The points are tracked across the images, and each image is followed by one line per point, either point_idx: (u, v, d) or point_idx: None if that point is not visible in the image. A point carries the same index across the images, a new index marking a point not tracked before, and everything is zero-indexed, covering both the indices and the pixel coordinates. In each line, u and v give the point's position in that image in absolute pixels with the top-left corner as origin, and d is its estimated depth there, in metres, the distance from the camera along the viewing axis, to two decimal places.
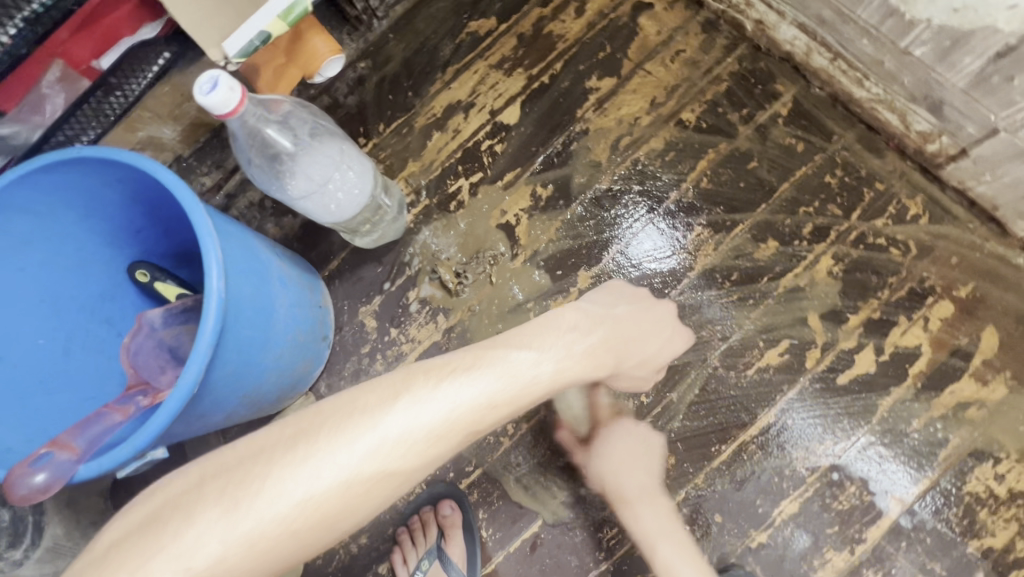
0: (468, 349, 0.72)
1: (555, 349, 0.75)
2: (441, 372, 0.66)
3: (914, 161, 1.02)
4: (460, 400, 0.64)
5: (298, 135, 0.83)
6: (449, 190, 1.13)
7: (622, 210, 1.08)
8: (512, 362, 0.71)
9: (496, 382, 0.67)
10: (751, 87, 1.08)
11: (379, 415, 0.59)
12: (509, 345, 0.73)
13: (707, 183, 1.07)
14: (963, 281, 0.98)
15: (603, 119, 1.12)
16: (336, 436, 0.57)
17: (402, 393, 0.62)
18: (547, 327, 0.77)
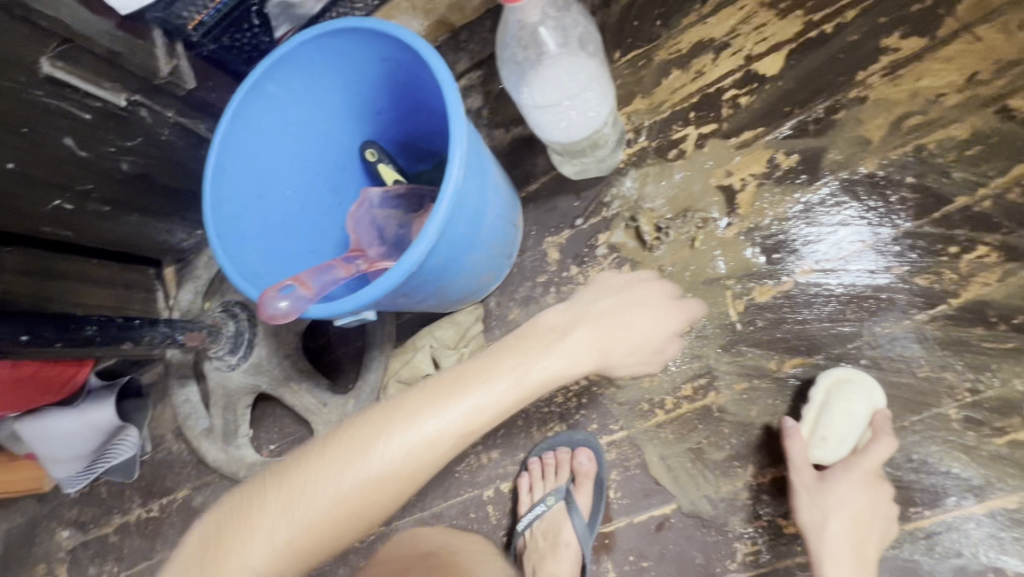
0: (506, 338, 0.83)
1: (560, 354, 0.80)
2: (488, 361, 0.78)
3: None
4: (508, 385, 0.75)
5: (568, 37, 0.80)
6: (673, 137, 1.03)
7: (850, 213, 0.91)
8: (555, 333, 0.83)
9: (548, 363, 0.78)
10: None
11: (423, 404, 0.72)
12: (542, 322, 0.85)
13: (1015, 195, 0.83)
14: None
15: (891, 88, 0.91)
16: (393, 429, 0.69)
17: (454, 389, 0.74)
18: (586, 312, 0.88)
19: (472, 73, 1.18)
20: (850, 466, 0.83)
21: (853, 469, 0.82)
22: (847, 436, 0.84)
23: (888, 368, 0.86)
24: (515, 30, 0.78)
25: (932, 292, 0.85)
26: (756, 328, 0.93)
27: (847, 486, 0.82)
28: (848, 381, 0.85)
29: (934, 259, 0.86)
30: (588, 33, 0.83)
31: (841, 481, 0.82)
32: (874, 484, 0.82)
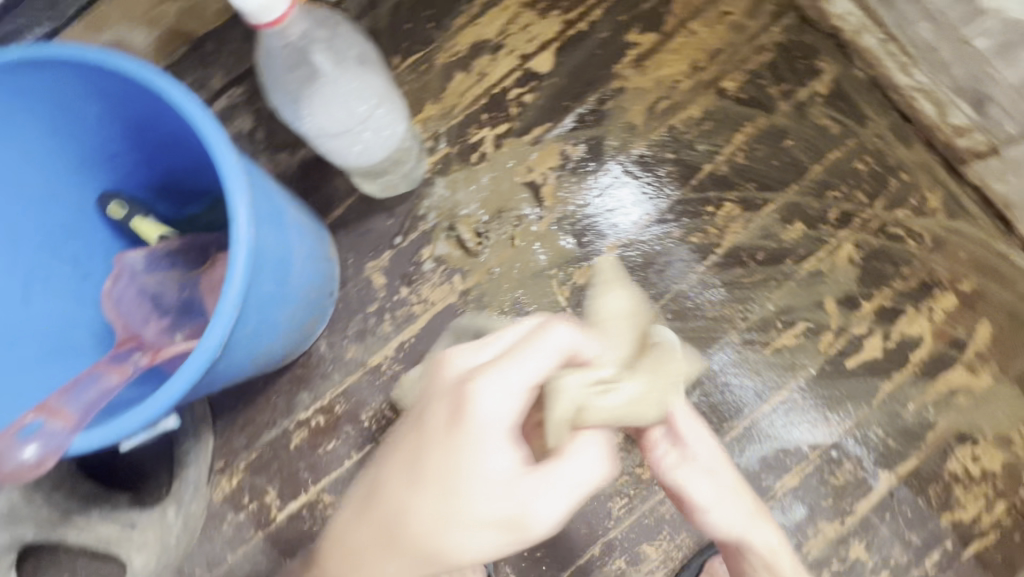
0: (418, 429, 0.58)
1: (502, 454, 0.55)
2: (450, 491, 0.55)
3: (940, 154, 1.02)
4: (464, 517, 0.55)
5: (340, 59, 0.76)
6: (472, 140, 1.03)
7: (647, 181, 1.04)
8: (444, 410, 0.56)
9: (499, 464, 0.54)
10: (794, 60, 1.05)
11: (398, 543, 0.58)
12: (441, 421, 0.56)
13: (741, 158, 1.04)
14: (970, 274, 1.01)
15: (641, 78, 1.05)
16: (400, 545, 0.59)
17: (435, 515, 0.56)
18: (452, 397, 0.56)
19: (233, 92, 1.01)
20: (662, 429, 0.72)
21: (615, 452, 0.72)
22: None
23: (687, 316, 1.02)
24: (280, 50, 0.70)
25: (701, 245, 1.03)
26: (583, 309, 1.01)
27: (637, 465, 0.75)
28: None
29: (698, 218, 1.03)
30: (360, 54, 0.80)
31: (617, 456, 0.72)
32: (697, 441, 0.79)
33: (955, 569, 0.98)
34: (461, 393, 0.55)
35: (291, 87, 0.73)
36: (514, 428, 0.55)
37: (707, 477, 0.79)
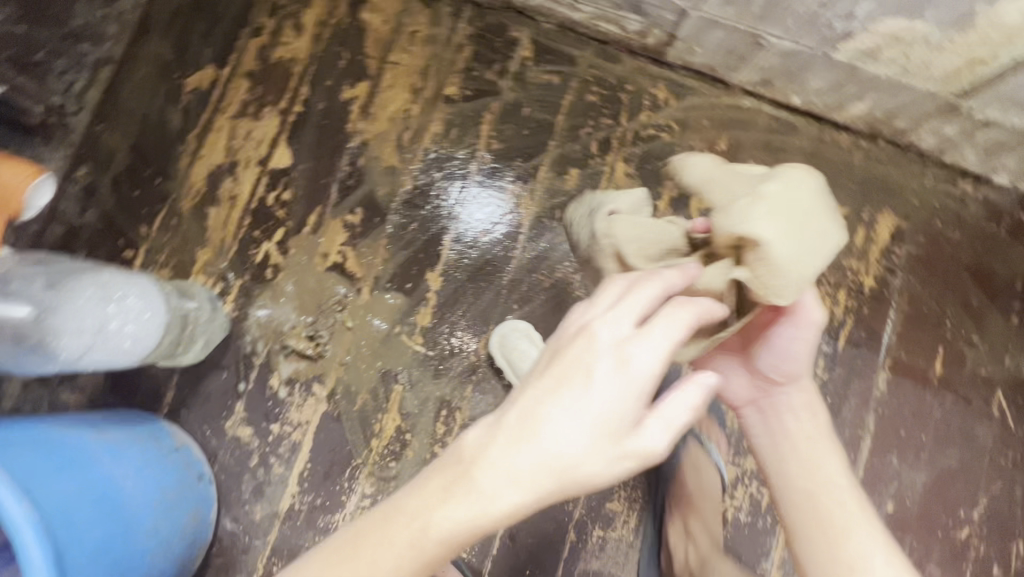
0: (547, 359, 0.56)
1: (627, 390, 0.52)
2: (517, 446, 0.52)
3: (644, 57, 1.16)
4: (495, 467, 0.51)
5: (37, 297, 0.76)
6: (258, 260, 1.03)
7: (463, 191, 1.09)
8: (606, 333, 0.54)
9: (563, 421, 0.52)
10: (491, 42, 1.14)
11: (424, 503, 0.52)
12: (602, 346, 0.54)
13: (497, 143, 1.11)
14: (719, 134, 1.16)
15: (375, 124, 1.09)
16: (414, 500, 0.53)
17: (468, 464, 0.53)
18: (620, 331, 0.54)
19: None
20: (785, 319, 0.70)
21: (788, 324, 0.70)
22: None
23: (531, 296, 1.07)
24: None
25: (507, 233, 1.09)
26: (442, 344, 1.04)
27: (772, 348, 0.71)
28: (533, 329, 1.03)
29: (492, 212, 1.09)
30: (55, 275, 0.80)
31: (771, 345, 0.71)
32: (808, 408, 0.74)
33: (841, 363, 1.12)
34: (618, 311, 0.55)
35: (9, 348, 0.74)
36: (646, 398, 0.53)
37: (796, 449, 0.72)
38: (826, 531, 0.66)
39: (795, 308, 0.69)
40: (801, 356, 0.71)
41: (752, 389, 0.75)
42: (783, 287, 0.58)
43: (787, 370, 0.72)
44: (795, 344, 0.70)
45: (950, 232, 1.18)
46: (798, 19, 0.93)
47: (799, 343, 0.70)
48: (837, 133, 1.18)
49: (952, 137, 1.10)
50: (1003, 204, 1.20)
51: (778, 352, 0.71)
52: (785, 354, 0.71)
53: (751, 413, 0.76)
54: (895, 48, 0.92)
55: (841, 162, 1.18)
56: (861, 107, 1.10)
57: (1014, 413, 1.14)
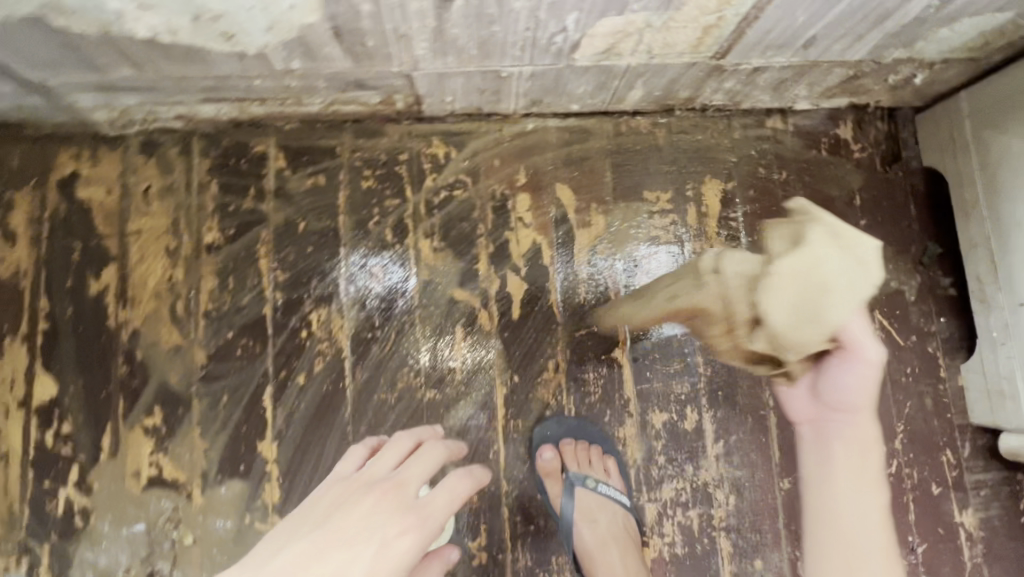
0: (337, 495, 0.64)
1: (384, 497, 0.62)
2: (315, 559, 0.56)
3: (407, 118, 1.05)
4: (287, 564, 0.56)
5: None
6: (60, 511, 0.89)
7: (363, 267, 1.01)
8: (375, 494, 0.63)
9: (331, 520, 0.60)
10: (236, 167, 1.01)
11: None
12: (373, 494, 0.63)
13: (283, 273, 0.99)
14: (514, 168, 1.08)
15: (140, 307, 0.96)
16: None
17: (268, 556, 0.58)
18: (395, 481, 0.65)
19: None
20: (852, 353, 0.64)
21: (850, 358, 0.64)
22: None
23: (380, 422, 0.97)
24: None
25: (330, 365, 0.98)
26: None
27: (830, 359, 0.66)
28: None
29: (304, 350, 0.98)
30: None
31: (828, 368, 0.66)
32: (856, 446, 0.65)
33: None
34: (399, 470, 0.66)
35: None
36: (407, 496, 0.62)
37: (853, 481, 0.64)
38: (846, 565, 0.62)
39: (852, 344, 0.63)
40: (860, 391, 0.64)
41: (812, 410, 0.67)
42: (789, 347, 0.64)
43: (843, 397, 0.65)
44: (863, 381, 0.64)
45: (775, 175, 1.15)
46: (519, 48, 0.84)
47: (862, 374, 0.63)
48: (632, 120, 1.12)
49: (737, 88, 1.05)
50: (813, 128, 1.17)
51: (846, 379, 0.65)
52: (841, 387, 0.65)
53: (822, 438, 0.66)
54: (629, 40, 0.85)
55: (647, 147, 1.12)
56: (638, 93, 1.03)
57: (897, 327, 1.12)
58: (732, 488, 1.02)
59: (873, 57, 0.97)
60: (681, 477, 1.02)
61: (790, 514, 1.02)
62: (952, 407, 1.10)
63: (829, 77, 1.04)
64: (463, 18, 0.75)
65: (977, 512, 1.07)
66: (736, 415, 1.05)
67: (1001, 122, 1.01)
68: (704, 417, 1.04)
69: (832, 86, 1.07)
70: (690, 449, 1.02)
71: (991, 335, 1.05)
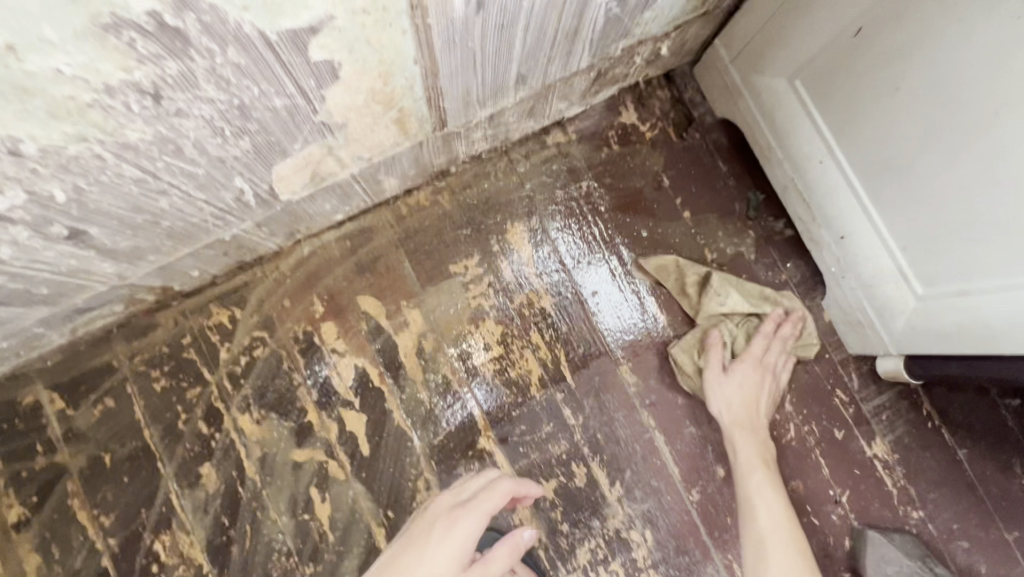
0: (409, 528, 0.76)
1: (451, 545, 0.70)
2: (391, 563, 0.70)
3: (173, 299, 0.97)
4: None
5: None
6: None
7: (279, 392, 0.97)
8: (446, 499, 0.77)
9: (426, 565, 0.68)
10: (12, 429, 0.92)
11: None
12: (442, 507, 0.76)
13: (107, 517, 0.91)
14: (308, 301, 1.00)
15: None
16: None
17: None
18: (459, 494, 0.77)
19: None
20: (752, 359, 1.01)
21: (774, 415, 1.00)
22: None
23: None
24: None
25: None
26: None
27: (739, 376, 1.00)
28: None
29: None
30: None
31: (733, 377, 1.00)
32: (766, 408, 1.02)
33: (584, 394, 1.02)
34: (460, 489, 0.78)
35: None
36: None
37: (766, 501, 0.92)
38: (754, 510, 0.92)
39: (786, 336, 1.04)
40: (738, 407, 0.98)
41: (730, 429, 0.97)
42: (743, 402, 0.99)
43: (744, 411, 0.99)
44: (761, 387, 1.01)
45: (577, 190, 1.09)
46: (214, 219, 0.75)
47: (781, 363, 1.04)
48: (410, 199, 1.04)
49: (491, 132, 0.98)
50: (596, 126, 1.11)
51: (744, 382, 1.00)
52: (768, 362, 1.03)
53: (744, 458, 0.96)
54: (326, 161, 0.76)
55: (437, 219, 1.05)
56: (392, 180, 0.95)
57: None
58: (644, 523, 0.99)
59: (600, 55, 0.90)
60: (592, 536, 0.98)
61: (710, 523, 1.00)
62: (827, 345, 1.07)
63: (576, 85, 0.97)
64: (116, 234, 0.67)
65: (886, 438, 1.05)
66: (623, 450, 1.01)
67: (759, 62, 0.96)
68: (593, 466, 1.00)
69: (587, 88, 1.01)
70: (590, 504, 0.98)
71: (832, 271, 1.02)
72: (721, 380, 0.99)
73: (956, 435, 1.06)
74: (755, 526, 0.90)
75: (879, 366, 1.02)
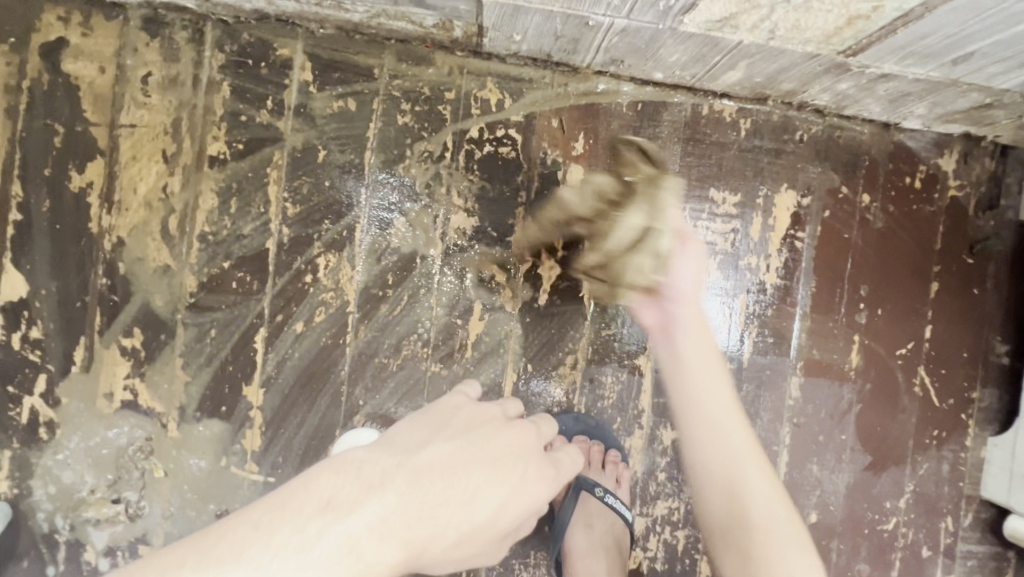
0: (490, 431, 0.56)
1: (517, 473, 0.54)
2: (464, 467, 0.51)
3: (462, 50, 0.89)
4: (381, 526, 0.43)
5: None
6: (24, 419, 0.83)
7: (500, 198, 0.92)
8: (530, 430, 0.59)
9: (520, 472, 0.54)
10: (255, 69, 0.86)
11: (306, 533, 0.41)
12: (525, 438, 0.58)
13: (293, 207, 0.87)
14: (573, 133, 0.93)
15: (127, 216, 0.84)
16: (289, 519, 0.42)
17: (356, 491, 0.44)
18: (540, 431, 0.61)
19: None
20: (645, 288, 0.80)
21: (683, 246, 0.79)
22: None
23: (377, 388, 0.90)
24: None
25: (332, 318, 0.89)
26: (283, 465, 0.88)
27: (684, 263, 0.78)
28: None
29: (306, 296, 0.88)
30: None
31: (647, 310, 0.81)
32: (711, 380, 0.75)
33: (748, 378, 0.99)
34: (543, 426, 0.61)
35: None
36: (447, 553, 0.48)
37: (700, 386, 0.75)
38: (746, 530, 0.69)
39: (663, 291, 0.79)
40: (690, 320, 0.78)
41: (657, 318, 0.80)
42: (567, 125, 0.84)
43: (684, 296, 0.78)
44: (687, 269, 0.78)
45: (860, 198, 1.01)
46: None
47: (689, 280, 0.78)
48: (717, 104, 0.96)
49: (849, 92, 0.89)
50: (914, 152, 1.02)
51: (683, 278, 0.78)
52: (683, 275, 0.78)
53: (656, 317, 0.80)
54: (754, 13, 0.68)
55: (727, 139, 0.97)
56: (735, 75, 0.87)
57: (938, 387, 1.04)
58: None
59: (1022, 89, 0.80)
60: (677, 498, 0.98)
61: None
62: (968, 475, 1.05)
63: (958, 100, 0.88)
64: None
65: None
66: None
67: None
68: None
69: (956, 110, 0.92)
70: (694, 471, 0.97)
71: None
72: (651, 310, 0.81)
73: None
74: (705, 451, 0.73)
75: (1006, 523, 1.01)
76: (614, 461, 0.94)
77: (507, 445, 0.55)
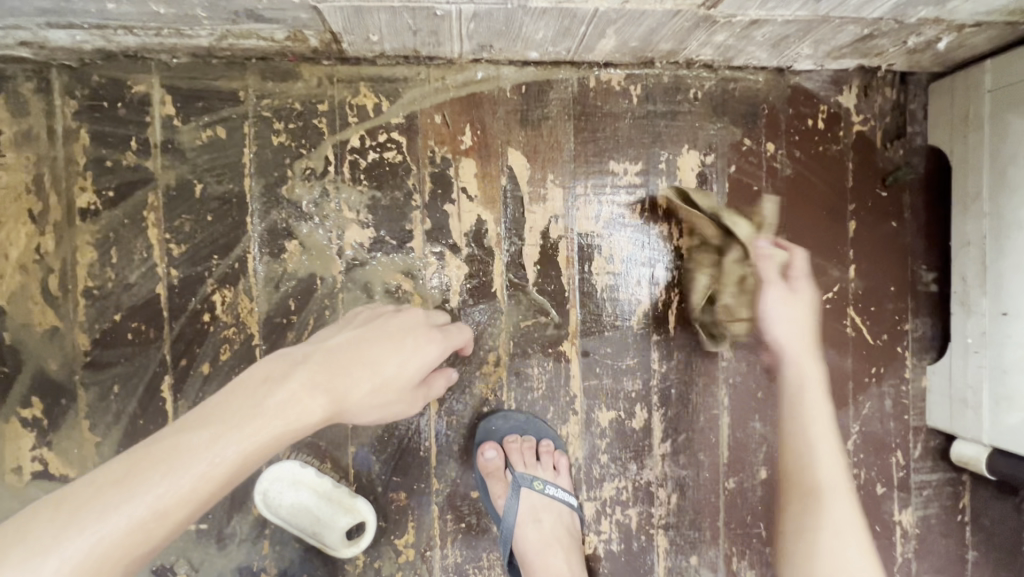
0: (380, 318, 0.73)
1: (412, 343, 0.71)
2: (365, 344, 0.68)
3: (327, 59, 0.86)
4: (308, 385, 0.59)
5: None
6: None
7: (393, 205, 0.89)
8: (418, 314, 0.77)
9: (411, 342, 0.71)
10: (112, 111, 0.82)
11: (255, 398, 0.55)
12: (414, 320, 0.75)
13: (177, 247, 0.84)
14: (459, 127, 0.90)
15: (2, 284, 0.81)
16: (240, 396, 0.56)
17: (285, 368, 0.60)
18: (429, 318, 0.78)
19: None
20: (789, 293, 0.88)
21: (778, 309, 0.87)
22: (339, 514, 0.86)
23: None
24: None
25: (238, 354, 0.86)
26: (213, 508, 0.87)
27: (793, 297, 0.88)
28: (301, 480, 0.86)
29: (208, 336, 0.85)
30: None
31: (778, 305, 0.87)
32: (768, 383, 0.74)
33: (677, 346, 0.98)
34: (433, 315, 0.79)
35: None
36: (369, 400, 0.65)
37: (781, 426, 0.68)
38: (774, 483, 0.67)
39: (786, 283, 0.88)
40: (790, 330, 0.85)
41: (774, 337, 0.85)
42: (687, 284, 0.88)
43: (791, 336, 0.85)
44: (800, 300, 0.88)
45: (764, 148, 0.99)
46: None
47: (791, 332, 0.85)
48: (603, 74, 0.94)
49: (729, 43, 0.87)
50: (813, 93, 1.00)
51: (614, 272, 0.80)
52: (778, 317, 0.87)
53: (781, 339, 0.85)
54: None
55: (619, 109, 0.95)
56: (609, 43, 0.85)
57: (870, 326, 1.03)
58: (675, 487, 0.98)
59: (894, 15, 0.78)
60: (623, 477, 0.97)
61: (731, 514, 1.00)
62: (911, 408, 1.05)
63: (839, 36, 0.86)
64: None
65: (916, 511, 1.05)
66: (687, 414, 0.98)
67: None
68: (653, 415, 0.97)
69: (843, 45, 0.89)
70: (636, 448, 0.97)
71: (965, 341, 0.97)
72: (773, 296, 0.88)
73: (975, 537, 1.07)
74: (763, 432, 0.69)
75: (954, 448, 1.01)
76: (548, 450, 0.93)
77: (396, 325, 0.73)
